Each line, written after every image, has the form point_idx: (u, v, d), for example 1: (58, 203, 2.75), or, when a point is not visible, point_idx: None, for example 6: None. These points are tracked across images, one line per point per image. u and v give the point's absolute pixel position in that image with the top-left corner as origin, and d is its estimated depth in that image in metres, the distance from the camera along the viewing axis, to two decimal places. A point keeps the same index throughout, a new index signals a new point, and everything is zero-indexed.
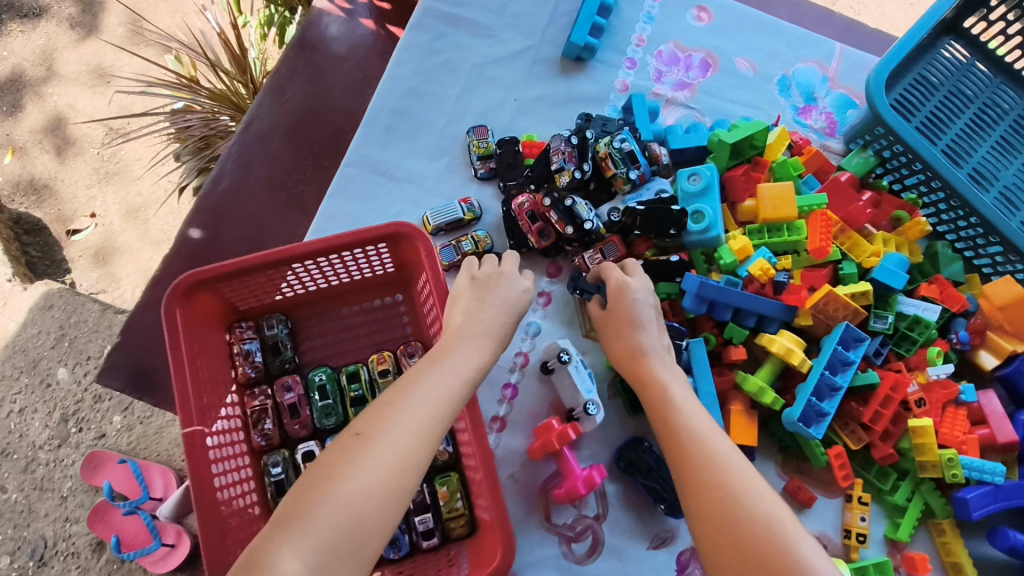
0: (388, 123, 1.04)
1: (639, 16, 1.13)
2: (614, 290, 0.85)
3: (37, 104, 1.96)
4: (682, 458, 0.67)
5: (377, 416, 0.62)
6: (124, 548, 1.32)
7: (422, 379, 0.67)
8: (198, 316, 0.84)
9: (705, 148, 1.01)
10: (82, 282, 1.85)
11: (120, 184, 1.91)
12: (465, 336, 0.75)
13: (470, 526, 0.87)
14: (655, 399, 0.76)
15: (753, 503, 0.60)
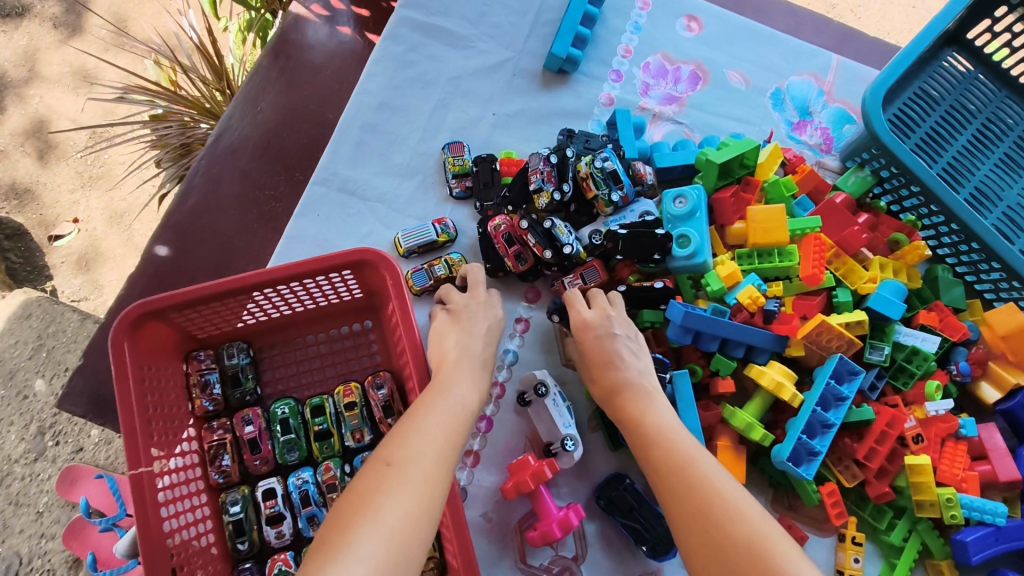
0: (358, 139, 0.99)
1: (625, 26, 1.08)
2: (577, 325, 0.83)
3: (19, 107, 1.90)
4: (664, 489, 0.64)
5: (397, 445, 0.60)
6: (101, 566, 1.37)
7: (434, 408, 0.66)
8: (149, 348, 0.78)
9: (693, 166, 0.96)
10: (64, 289, 1.81)
11: (103, 188, 1.86)
12: (461, 367, 0.73)
13: (440, 569, 0.80)
14: (633, 432, 0.72)
15: (735, 529, 0.57)
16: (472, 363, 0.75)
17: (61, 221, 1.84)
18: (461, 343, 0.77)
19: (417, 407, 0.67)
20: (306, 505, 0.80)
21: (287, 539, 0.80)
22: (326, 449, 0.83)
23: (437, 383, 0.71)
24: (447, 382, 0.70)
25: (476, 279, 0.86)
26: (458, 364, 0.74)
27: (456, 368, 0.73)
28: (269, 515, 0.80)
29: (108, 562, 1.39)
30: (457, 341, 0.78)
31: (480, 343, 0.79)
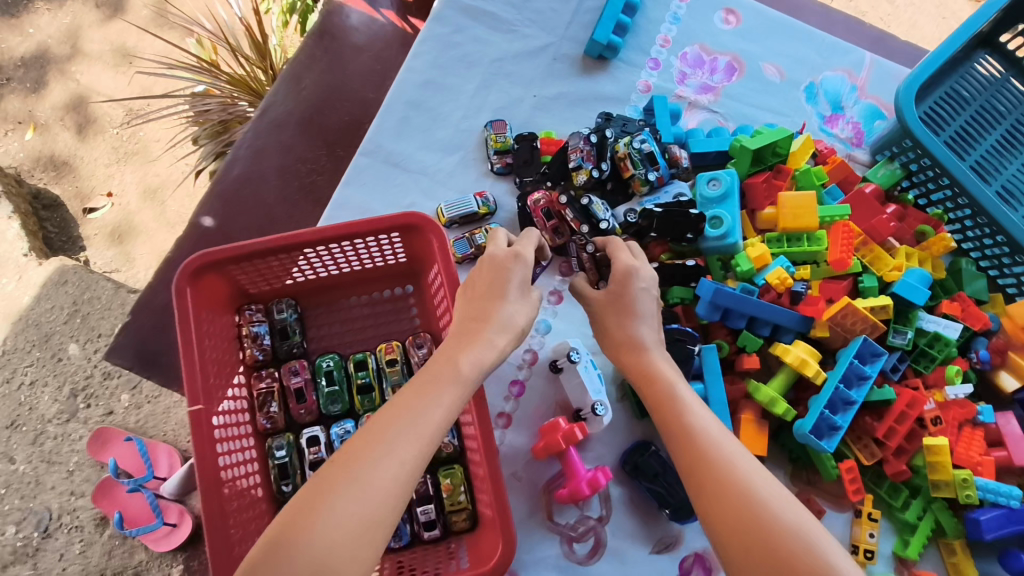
0: (404, 114, 1.02)
1: (665, 16, 1.11)
2: (620, 273, 0.82)
3: (61, 82, 2.00)
4: (695, 461, 0.64)
5: (369, 450, 0.58)
6: (128, 523, 1.52)
7: (430, 401, 0.64)
8: (206, 298, 0.83)
9: (726, 152, 1.00)
10: (97, 261, 1.87)
11: (138, 164, 1.94)
12: (469, 339, 0.71)
13: (472, 520, 0.85)
14: (663, 398, 0.72)
15: (778, 509, 0.57)
16: (493, 332, 0.72)
17: (96, 195, 1.91)
18: (486, 304, 0.74)
19: (407, 396, 0.64)
20: None
21: None
22: (367, 403, 0.87)
23: (432, 373, 0.67)
24: (459, 358, 0.68)
25: (498, 237, 0.80)
26: (488, 337, 0.71)
27: (490, 336, 0.71)
28: (312, 461, 0.84)
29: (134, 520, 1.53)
30: (481, 301, 0.74)
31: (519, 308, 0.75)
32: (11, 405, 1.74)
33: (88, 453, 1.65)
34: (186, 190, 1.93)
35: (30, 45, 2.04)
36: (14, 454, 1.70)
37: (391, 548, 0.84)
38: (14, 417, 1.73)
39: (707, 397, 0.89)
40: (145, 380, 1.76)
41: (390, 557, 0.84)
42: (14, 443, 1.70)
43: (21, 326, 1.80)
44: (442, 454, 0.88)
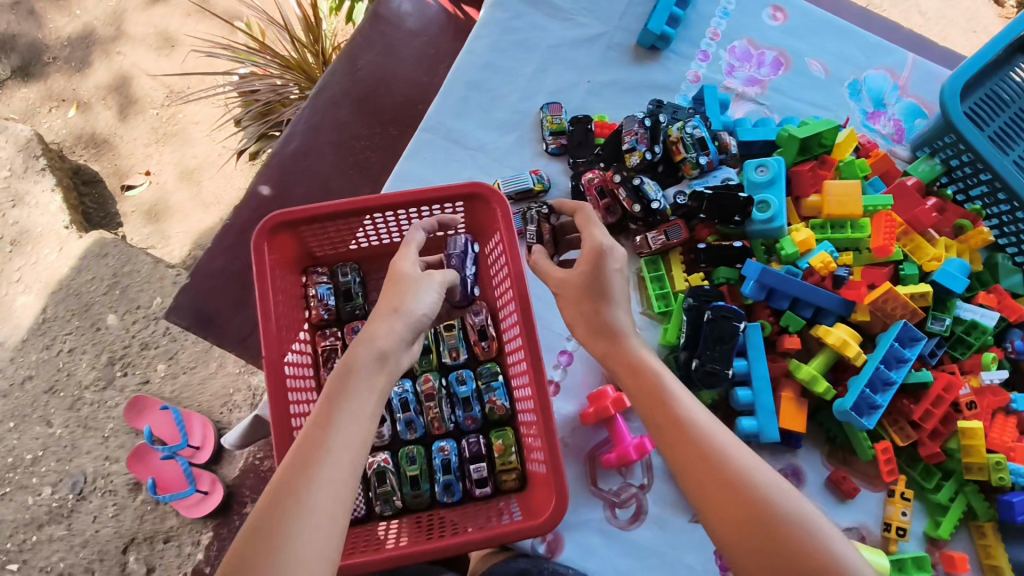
0: (464, 94, 1.06)
1: (715, 11, 1.15)
2: (589, 253, 0.77)
3: (105, 62, 2.18)
4: (686, 456, 0.62)
5: (308, 472, 0.56)
6: (160, 489, 1.57)
7: (341, 410, 0.62)
8: (280, 256, 0.87)
9: (772, 142, 1.03)
10: (133, 237, 1.98)
11: (177, 145, 2.08)
12: (365, 333, 0.69)
13: (521, 481, 0.89)
14: (647, 388, 0.70)
15: (778, 499, 0.57)
16: (395, 324, 0.70)
17: (134, 172, 2.05)
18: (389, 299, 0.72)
19: (325, 408, 0.62)
20: (406, 411, 0.90)
21: (386, 439, 0.90)
22: (425, 364, 0.93)
23: (340, 381, 0.64)
24: (354, 359, 0.66)
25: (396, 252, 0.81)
26: (384, 322, 0.70)
27: (379, 325, 0.69)
28: None
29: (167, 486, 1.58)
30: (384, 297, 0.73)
31: (422, 294, 0.74)
32: (51, 370, 1.79)
33: (124, 419, 1.69)
34: (218, 169, 2.04)
35: (78, 26, 2.21)
36: (52, 417, 1.75)
37: (444, 503, 0.88)
38: (54, 382, 1.78)
39: (749, 372, 0.93)
40: (182, 349, 1.79)
41: (442, 512, 0.87)
42: (53, 407, 1.76)
43: (62, 295, 1.85)
44: (493, 417, 0.92)
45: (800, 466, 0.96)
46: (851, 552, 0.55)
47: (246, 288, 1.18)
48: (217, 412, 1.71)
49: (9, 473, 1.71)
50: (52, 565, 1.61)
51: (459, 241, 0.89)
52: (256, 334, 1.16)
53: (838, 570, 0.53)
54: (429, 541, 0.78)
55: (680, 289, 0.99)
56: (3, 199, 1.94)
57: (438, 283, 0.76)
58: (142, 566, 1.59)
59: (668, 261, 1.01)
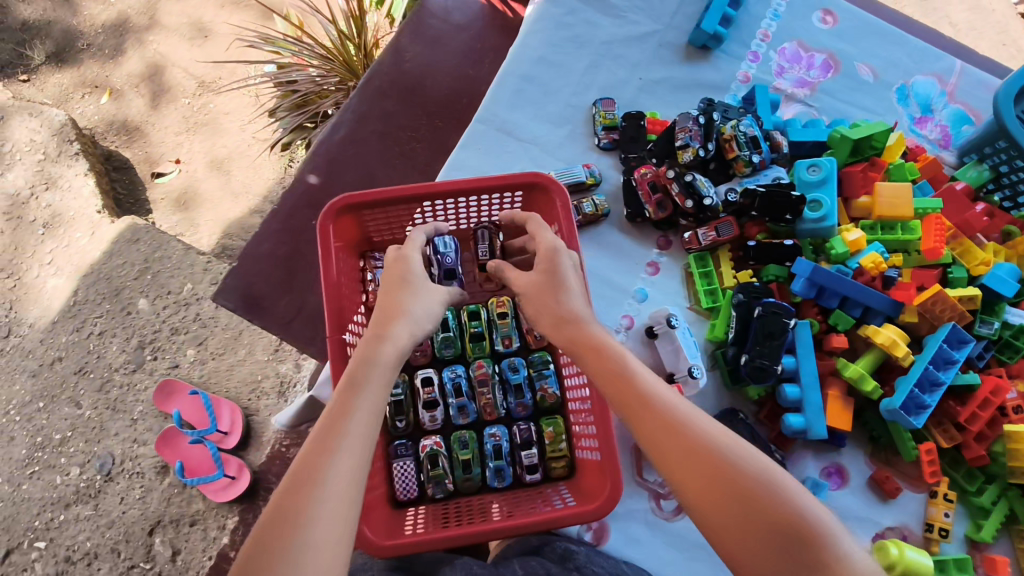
0: (518, 87, 1.07)
1: (766, 12, 1.16)
2: (544, 252, 0.79)
3: (138, 50, 2.21)
4: (649, 429, 0.61)
5: (323, 460, 0.58)
6: (187, 473, 1.58)
7: (357, 406, 0.63)
8: (342, 238, 0.89)
9: (823, 143, 1.04)
10: (163, 224, 1.99)
11: (207, 134, 2.10)
12: (379, 337, 0.70)
13: (570, 468, 0.90)
14: (607, 365, 0.68)
15: (745, 462, 0.56)
16: (403, 327, 0.72)
17: (164, 160, 2.08)
18: (390, 303, 0.74)
19: (339, 402, 0.64)
20: (458, 396, 0.91)
21: (438, 422, 0.91)
22: (478, 350, 0.93)
23: (353, 378, 0.66)
24: (376, 355, 0.68)
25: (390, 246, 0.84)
26: (394, 326, 0.72)
27: (399, 328, 0.72)
28: (426, 400, 0.90)
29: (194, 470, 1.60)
30: (384, 301, 0.75)
31: (423, 300, 0.76)
32: (81, 353, 1.79)
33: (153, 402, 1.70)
34: (248, 159, 2.06)
35: (113, 14, 2.25)
36: (81, 399, 1.75)
37: (494, 488, 0.89)
38: (83, 363, 1.78)
39: (798, 370, 0.93)
40: (211, 336, 1.79)
41: (492, 496, 0.88)
42: (82, 389, 1.75)
43: (93, 279, 1.85)
44: (545, 405, 0.93)
45: (843, 465, 0.97)
46: (826, 512, 0.53)
47: (293, 272, 1.20)
48: (245, 398, 1.71)
49: (38, 452, 1.71)
50: (76, 543, 1.61)
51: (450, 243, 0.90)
52: (301, 318, 1.17)
53: (808, 525, 0.52)
54: (446, 529, 0.79)
55: (728, 286, 0.99)
56: (36, 182, 1.95)
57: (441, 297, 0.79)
58: (167, 548, 1.59)
59: (717, 258, 1.02)
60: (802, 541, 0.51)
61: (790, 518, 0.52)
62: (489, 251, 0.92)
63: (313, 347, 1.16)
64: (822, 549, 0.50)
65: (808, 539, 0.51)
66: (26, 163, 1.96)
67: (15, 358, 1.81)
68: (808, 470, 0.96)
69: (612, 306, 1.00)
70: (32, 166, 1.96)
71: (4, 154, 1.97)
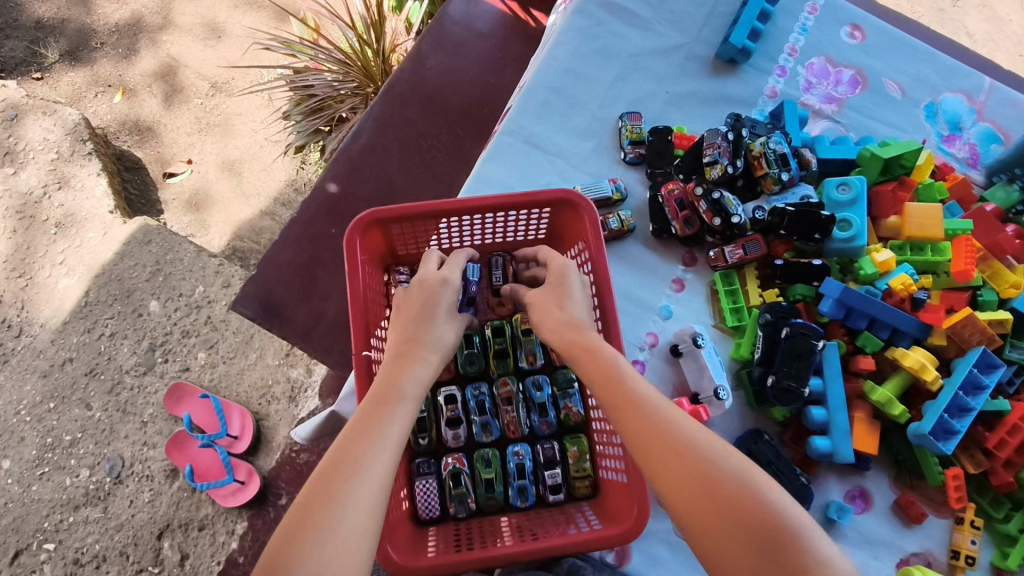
0: (545, 98, 1.06)
1: (794, 27, 1.15)
2: (555, 271, 0.84)
3: (152, 50, 2.20)
4: (634, 431, 0.66)
5: (350, 467, 0.61)
6: (197, 478, 1.57)
7: (390, 423, 0.67)
8: (368, 251, 0.88)
9: (852, 161, 1.04)
10: (174, 225, 1.98)
11: (219, 135, 2.09)
12: (406, 361, 0.74)
13: (594, 488, 0.90)
14: (601, 370, 0.72)
15: (721, 463, 0.60)
16: (427, 353, 0.76)
17: (176, 161, 2.07)
18: (415, 328, 0.78)
19: (367, 418, 0.67)
20: (482, 413, 0.90)
21: (461, 440, 0.90)
22: (502, 367, 0.93)
23: (380, 395, 0.70)
24: (405, 372, 0.73)
25: (428, 260, 0.84)
26: (424, 358, 0.75)
27: (425, 356, 0.75)
28: (450, 417, 0.90)
29: (204, 475, 1.58)
30: (414, 324, 0.78)
31: (448, 329, 0.80)
32: (92, 354, 1.77)
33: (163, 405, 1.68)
34: (260, 161, 2.05)
35: (127, 14, 2.24)
36: (91, 401, 1.73)
37: (517, 508, 0.88)
38: (94, 365, 1.76)
39: (825, 393, 0.92)
40: (222, 339, 1.78)
41: (514, 516, 0.87)
42: (92, 390, 1.74)
43: (105, 280, 1.83)
44: (568, 422, 0.92)
45: (867, 489, 0.95)
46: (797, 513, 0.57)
47: (312, 281, 1.19)
48: (254, 403, 1.70)
49: (48, 453, 1.70)
50: (86, 546, 1.61)
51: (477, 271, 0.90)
52: (320, 327, 1.17)
53: (781, 523, 0.55)
54: (456, 553, 0.78)
55: (754, 305, 0.98)
56: (49, 181, 1.93)
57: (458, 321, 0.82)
58: (175, 553, 1.58)
59: (743, 276, 1.00)
60: (771, 538, 0.54)
61: (762, 516, 0.56)
62: (503, 277, 0.95)
63: (331, 357, 1.15)
64: (791, 546, 0.54)
65: (778, 536, 0.55)
66: (40, 162, 1.95)
67: (26, 358, 1.80)
68: (832, 493, 0.95)
69: (636, 323, 0.99)
70: (45, 165, 1.95)
71: (17, 153, 1.96)
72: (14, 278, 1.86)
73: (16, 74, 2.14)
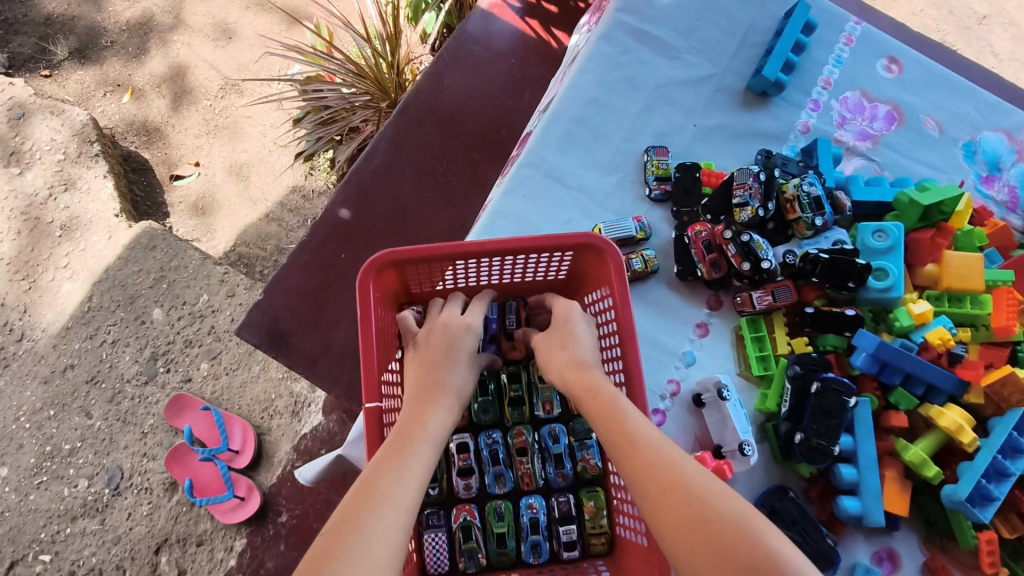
0: (568, 129, 1.02)
1: (828, 58, 1.10)
2: (559, 314, 0.83)
3: (162, 50, 2.16)
4: (636, 471, 0.63)
5: (368, 505, 0.58)
6: (196, 492, 1.51)
7: (410, 462, 0.63)
8: (381, 291, 0.83)
9: (888, 204, 0.99)
10: (179, 229, 1.95)
11: (228, 138, 2.05)
12: (429, 403, 0.72)
13: (610, 545, 0.85)
14: (603, 409, 0.70)
15: (722, 506, 0.57)
16: (449, 398, 0.73)
17: (183, 163, 2.03)
18: (438, 371, 0.75)
19: (387, 456, 0.64)
20: (495, 464, 0.88)
21: (473, 491, 0.87)
22: (517, 416, 0.91)
23: (402, 434, 0.67)
24: (424, 414, 0.70)
25: (452, 305, 0.84)
26: (448, 404, 0.73)
27: (445, 402, 0.72)
28: (461, 467, 0.87)
29: (203, 490, 1.52)
30: (437, 370, 0.75)
31: (469, 377, 0.78)
32: (93, 361, 1.71)
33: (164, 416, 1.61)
34: (268, 165, 2.00)
35: (137, 12, 2.20)
36: (91, 409, 1.67)
37: (529, 564, 0.84)
38: (94, 372, 1.70)
39: (856, 451, 0.88)
40: (225, 350, 1.71)
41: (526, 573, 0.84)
42: (92, 399, 1.68)
43: (109, 285, 1.78)
44: (585, 475, 0.89)
45: (896, 550, 0.89)
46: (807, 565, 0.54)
47: (321, 307, 1.15)
48: (257, 417, 1.62)
49: (46, 462, 1.63)
50: (82, 558, 1.53)
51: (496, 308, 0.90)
52: (327, 356, 1.12)
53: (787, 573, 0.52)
54: None
55: (782, 353, 0.93)
56: (55, 183, 1.89)
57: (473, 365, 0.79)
58: (172, 568, 1.50)
59: (771, 322, 0.96)
60: None
61: (767, 564, 0.53)
62: (517, 321, 0.92)
63: (338, 388, 1.11)
64: None
65: None
66: (46, 163, 1.91)
67: (27, 363, 1.74)
68: (858, 554, 0.88)
69: (657, 369, 0.94)
70: (52, 166, 1.90)
71: (24, 153, 1.92)
72: (17, 281, 1.81)
73: (24, 71, 2.10)
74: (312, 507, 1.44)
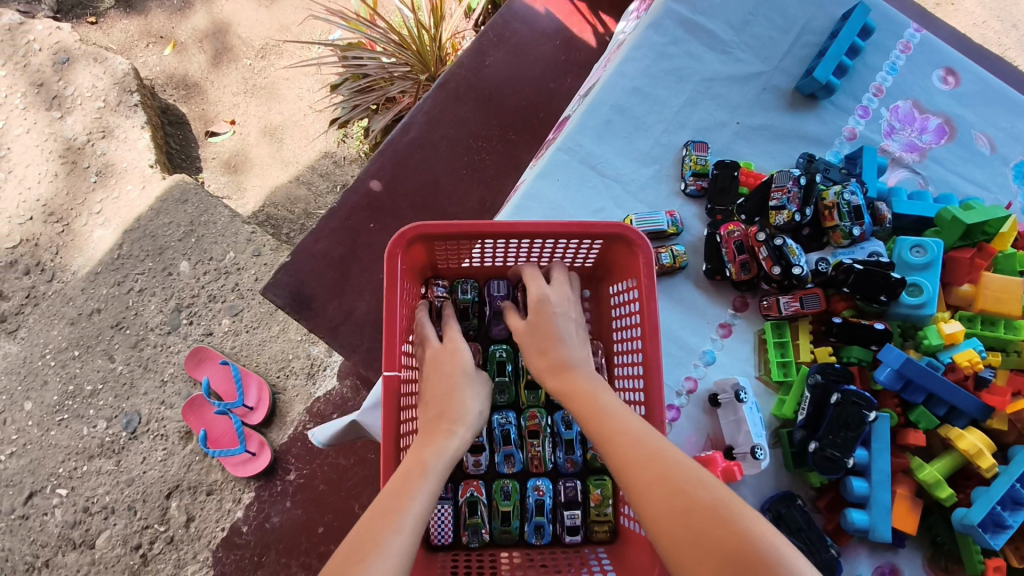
0: (608, 118, 1.01)
1: (883, 65, 1.07)
2: (536, 302, 0.83)
3: (206, 7, 2.17)
4: (621, 466, 0.63)
5: (364, 554, 0.53)
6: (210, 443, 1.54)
7: (410, 501, 0.60)
8: (408, 264, 0.85)
9: (929, 220, 0.97)
10: (211, 185, 1.97)
11: (265, 99, 2.06)
12: (437, 427, 0.72)
13: (613, 534, 0.85)
14: (588, 409, 0.71)
15: (700, 493, 0.57)
16: (459, 418, 0.74)
17: (219, 120, 2.05)
18: (456, 396, 0.76)
19: (401, 475, 0.64)
20: (505, 443, 0.89)
21: (482, 468, 0.89)
22: (532, 399, 0.92)
23: (413, 456, 0.67)
24: (434, 436, 0.71)
25: (428, 335, 0.84)
26: (451, 431, 0.71)
27: (462, 432, 0.72)
28: (473, 444, 0.89)
29: (216, 442, 1.55)
30: (444, 399, 0.76)
31: (475, 398, 0.77)
32: (119, 307, 1.74)
33: (184, 367, 1.65)
34: (303, 129, 2.02)
35: None
36: (114, 353, 1.71)
37: (532, 544, 0.86)
38: (120, 318, 1.73)
39: (869, 465, 0.86)
40: (247, 308, 1.73)
41: (525, 552, 0.85)
42: (116, 343, 1.71)
43: (139, 235, 1.80)
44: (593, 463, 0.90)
45: (898, 565, 0.88)
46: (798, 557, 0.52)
47: (346, 274, 1.16)
48: (272, 375, 1.64)
49: (68, 400, 1.68)
50: (96, 496, 1.58)
51: (502, 285, 0.94)
52: (348, 324, 1.13)
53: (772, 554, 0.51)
54: None
55: (803, 361, 0.93)
56: (93, 129, 1.91)
57: (485, 390, 0.80)
58: (182, 514, 1.54)
59: (795, 329, 0.95)
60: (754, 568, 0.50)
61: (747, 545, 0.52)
62: None
63: (355, 356, 1.12)
64: None
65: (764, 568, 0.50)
66: (86, 109, 1.92)
67: (55, 304, 1.77)
68: (860, 566, 0.87)
69: (675, 365, 0.93)
70: (91, 113, 1.92)
71: (65, 98, 1.94)
72: (51, 223, 1.84)
73: (71, 16, 2.13)
74: (321, 468, 1.47)
